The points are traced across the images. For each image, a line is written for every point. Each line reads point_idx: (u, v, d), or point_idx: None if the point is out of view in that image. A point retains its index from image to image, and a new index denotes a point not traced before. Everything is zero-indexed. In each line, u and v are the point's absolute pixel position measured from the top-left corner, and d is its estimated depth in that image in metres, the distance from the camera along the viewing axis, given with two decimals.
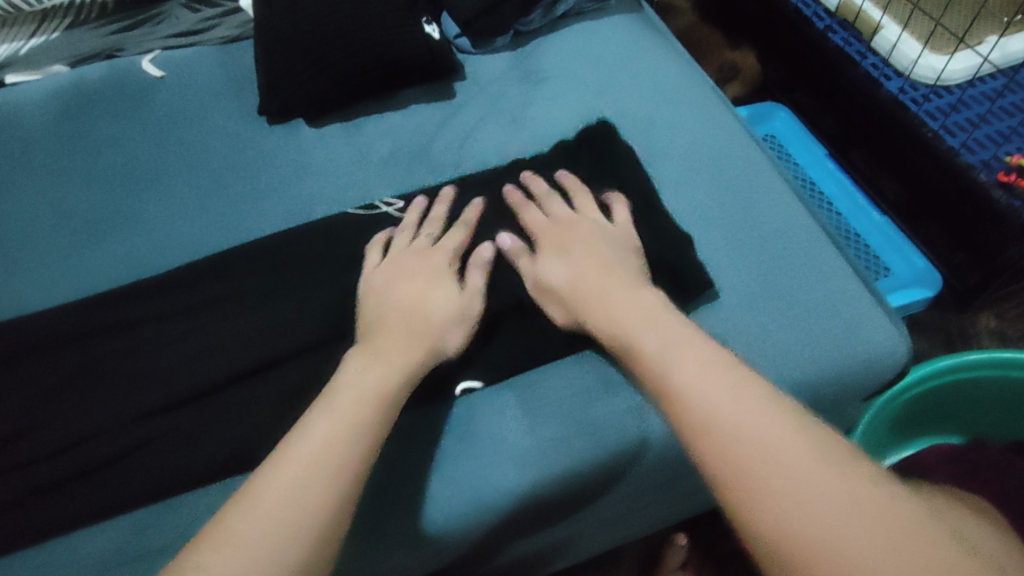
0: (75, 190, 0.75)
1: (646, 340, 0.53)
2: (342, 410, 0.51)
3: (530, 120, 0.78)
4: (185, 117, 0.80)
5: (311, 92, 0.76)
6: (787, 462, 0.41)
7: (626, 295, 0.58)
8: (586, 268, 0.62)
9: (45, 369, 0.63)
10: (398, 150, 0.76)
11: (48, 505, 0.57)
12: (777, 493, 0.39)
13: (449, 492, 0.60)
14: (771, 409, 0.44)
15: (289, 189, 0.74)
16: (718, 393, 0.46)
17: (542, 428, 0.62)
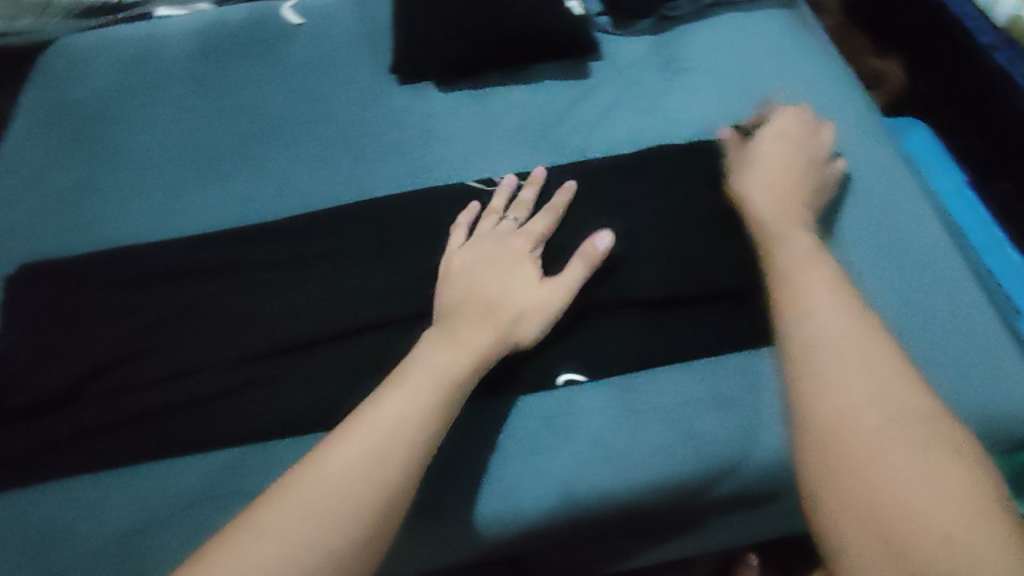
0: (207, 126, 0.77)
1: (803, 276, 0.54)
2: (412, 390, 0.51)
3: (664, 110, 0.74)
4: (317, 67, 0.80)
5: (447, 56, 0.75)
6: (861, 393, 0.46)
7: (792, 231, 0.58)
8: (777, 185, 0.62)
9: (165, 298, 0.65)
10: (525, 125, 0.74)
11: (158, 429, 0.59)
12: (832, 418, 0.46)
13: (533, 490, 0.59)
14: (876, 359, 0.48)
15: (411, 151, 0.73)
16: (844, 349, 0.48)
17: (642, 430, 0.60)
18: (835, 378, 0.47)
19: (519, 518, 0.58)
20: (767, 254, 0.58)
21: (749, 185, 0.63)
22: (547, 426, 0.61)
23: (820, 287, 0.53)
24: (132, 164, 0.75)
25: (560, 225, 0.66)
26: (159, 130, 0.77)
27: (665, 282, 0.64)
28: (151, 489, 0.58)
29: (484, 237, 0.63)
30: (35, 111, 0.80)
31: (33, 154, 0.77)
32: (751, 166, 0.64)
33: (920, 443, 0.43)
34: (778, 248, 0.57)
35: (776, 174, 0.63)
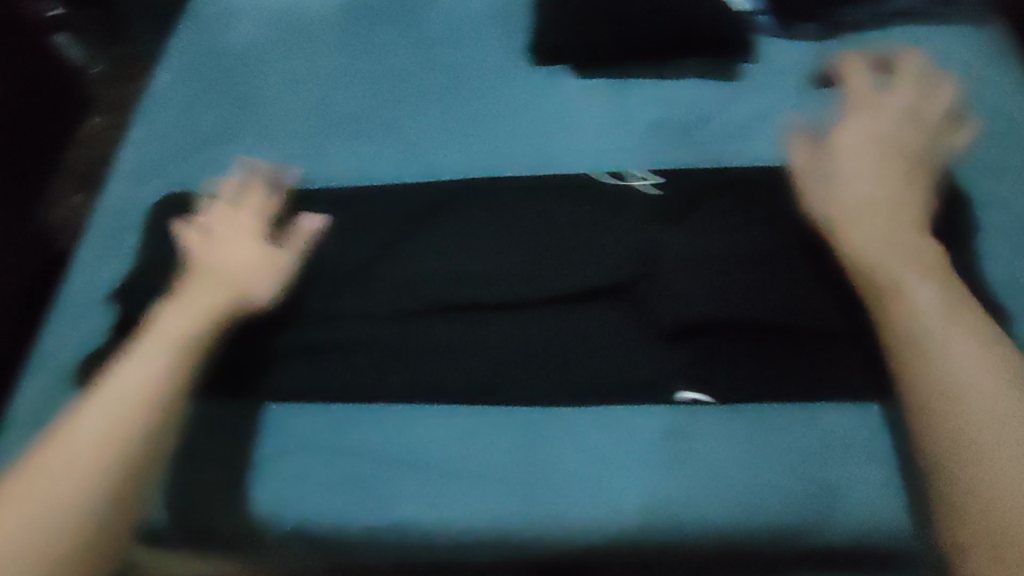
0: (338, 85, 0.76)
1: (906, 291, 0.51)
2: (116, 395, 0.49)
3: (822, 122, 0.66)
4: (455, 40, 0.78)
5: (590, 40, 0.71)
6: (968, 396, 0.46)
7: (868, 231, 0.56)
8: (859, 194, 0.58)
9: (270, 242, 0.63)
10: (664, 123, 0.68)
11: (241, 377, 0.56)
12: (961, 435, 0.45)
13: (310, 492, 0.53)
14: (977, 351, 0.47)
15: (542, 133, 0.70)
16: (933, 319, 0.49)
17: (757, 463, 0.51)
18: (938, 381, 0.47)
19: (420, 543, 0.51)
20: (856, 260, 0.55)
21: (825, 194, 0.59)
22: (248, 405, 0.56)
23: (926, 300, 0.50)
24: (267, 118, 0.75)
25: (693, 229, 0.59)
26: (295, 88, 0.77)
27: (818, 311, 0.54)
28: (230, 436, 0.55)
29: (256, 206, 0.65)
30: (182, 59, 0.82)
31: (175, 98, 0.78)
32: (820, 161, 0.61)
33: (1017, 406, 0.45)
34: (861, 256, 0.54)
35: (867, 178, 0.59)
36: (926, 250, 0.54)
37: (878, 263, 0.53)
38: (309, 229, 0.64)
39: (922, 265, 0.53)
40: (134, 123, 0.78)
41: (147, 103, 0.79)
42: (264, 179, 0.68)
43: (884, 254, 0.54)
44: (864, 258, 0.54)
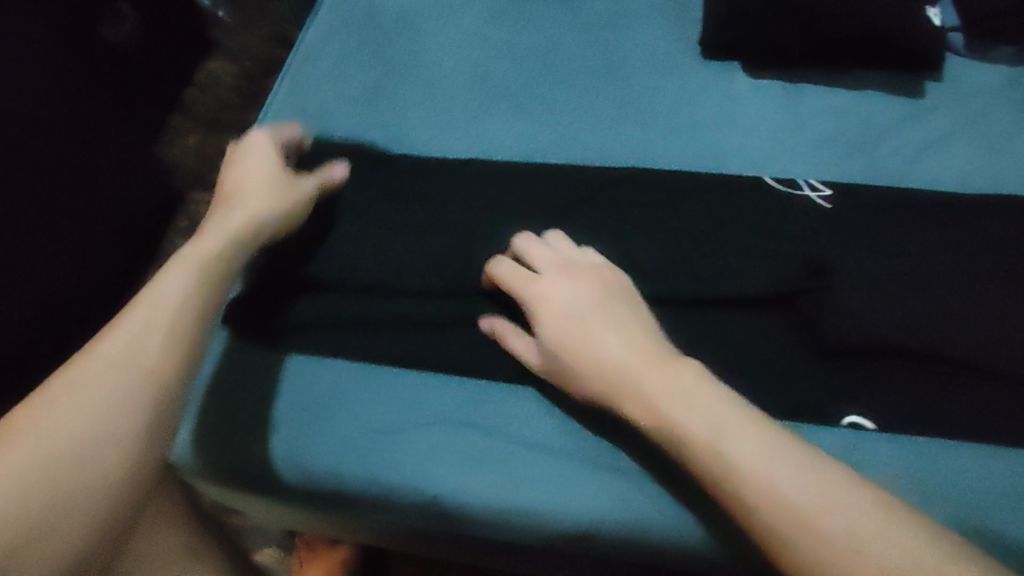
0: (497, 58, 0.76)
1: (694, 427, 0.47)
2: (163, 304, 0.50)
3: (1008, 154, 0.63)
4: (617, 21, 0.76)
5: (770, 40, 0.68)
6: (750, 458, 0.44)
7: (606, 336, 0.54)
8: (614, 355, 0.53)
9: (437, 210, 0.66)
10: (837, 136, 0.65)
11: (406, 335, 0.63)
12: (765, 494, 0.43)
13: (428, 461, 0.59)
14: (723, 406, 0.48)
15: (705, 131, 0.68)
16: (728, 438, 0.46)
17: (585, 473, 0.58)
18: (707, 453, 0.46)
19: (527, 514, 0.58)
20: (615, 383, 0.52)
21: (567, 342, 0.55)
22: (390, 377, 0.63)
23: (691, 396, 0.48)
24: (423, 83, 0.76)
25: (874, 248, 0.57)
26: (452, 54, 0.77)
27: (995, 351, 0.53)
28: (387, 392, 0.63)
29: (265, 159, 0.65)
30: (336, 9, 0.82)
31: (329, 50, 0.79)
32: (557, 330, 0.56)
33: (790, 460, 0.44)
34: (618, 379, 0.52)
35: (578, 320, 0.56)
36: (686, 378, 0.50)
37: (700, 441, 0.46)
38: (332, 176, 0.67)
39: (702, 390, 0.49)
40: (289, 70, 0.79)
41: (304, 51, 0.80)
42: (263, 141, 0.67)
43: (630, 376, 0.51)
44: (626, 377, 0.51)
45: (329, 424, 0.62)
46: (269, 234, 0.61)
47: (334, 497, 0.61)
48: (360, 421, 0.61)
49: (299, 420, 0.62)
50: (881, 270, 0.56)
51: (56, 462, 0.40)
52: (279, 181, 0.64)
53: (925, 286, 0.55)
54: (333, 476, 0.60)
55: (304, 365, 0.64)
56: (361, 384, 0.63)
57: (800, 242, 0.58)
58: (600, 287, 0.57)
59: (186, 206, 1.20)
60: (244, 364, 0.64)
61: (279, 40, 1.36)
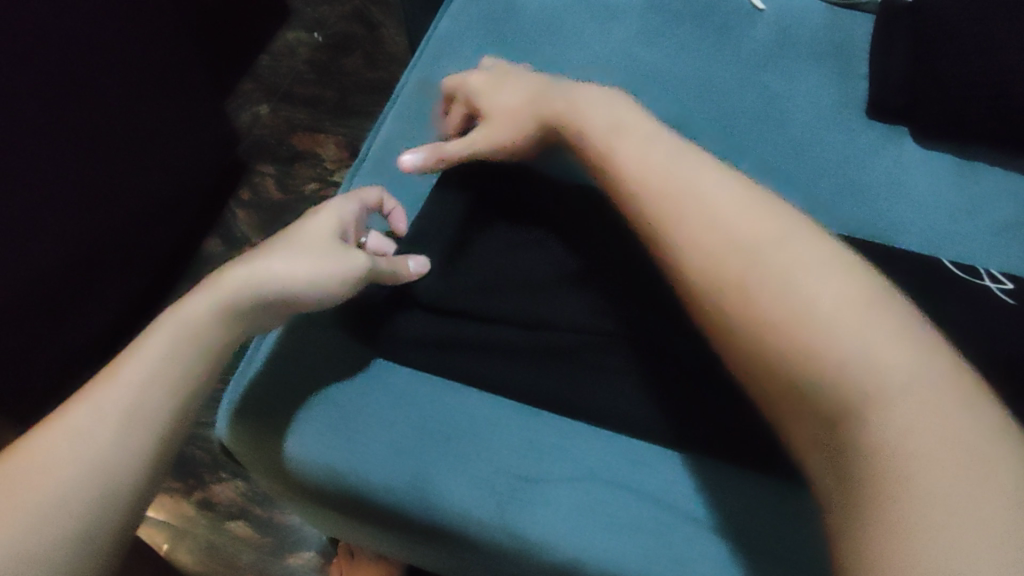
0: (646, 84, 0.71)
1: (782, 274, 0.43)
2: (180, 338, 0.45)
3: None
4: (775, 64, 0.72)
5: (952, 111, 0.64)
6: (845, 316, 0.40)
7: (512, 99, 0.64)
8: (516, 102, 0.63)
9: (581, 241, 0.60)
10: (1017, 226, 0.62)
11: (544, 373, 0.58)
12: (858, 372, 0.38)
13: (560, 517, 0.53)
14: (820, 257, 0.43)
15: (871, 197, 0.64)
16: (881, 360, 0.38)
17: (703, 544, 0.52)
18: (790, 303, 0.41)
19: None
20: (573, 114, 0.59)
21: (505, 106, 0.64)
22: (528, 419, 0.58)
23: (784, 246, 0.44)
24: None
25: None
26: (599, 72, 0.72)
27: None
28: (492, 428, 0.57)
29: (335, 213, 0.54)
30: (477, 5, 0.77)
31: (468, 48, 0.75)
32: (490, 101, 0.65)
33: (920, 392, 0.37)
34: (542, 106, 0.61)
35: (516, 86, 0.65)
36: (771, 223, 0.45)
37: (793, 294, 0.42)
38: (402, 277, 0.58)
39: (858, 297, 0.41)
40: (421, 64, 0.74)
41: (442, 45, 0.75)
42: (344, 203, 0.56)
43: (767, 267, 0.43)
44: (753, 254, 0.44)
45: (455, 458, 0.56)
46: (277, 302, 0.49)
47: (426, 532, 0.56)
48: (494, 462, 0.56)
49: (419, 449, 0.56)
50: None
51: (86, 471, 0.39)
52: (329, 246, 0.51)
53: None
54: (406, 495, 0.55)
55: (442, 395, 0.59)
56: (467, 413, 0.58)
57: (1002, 339, 0.53)
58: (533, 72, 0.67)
59: (250, 177, 1.15)
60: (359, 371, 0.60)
61: (359, 16, 1.31)
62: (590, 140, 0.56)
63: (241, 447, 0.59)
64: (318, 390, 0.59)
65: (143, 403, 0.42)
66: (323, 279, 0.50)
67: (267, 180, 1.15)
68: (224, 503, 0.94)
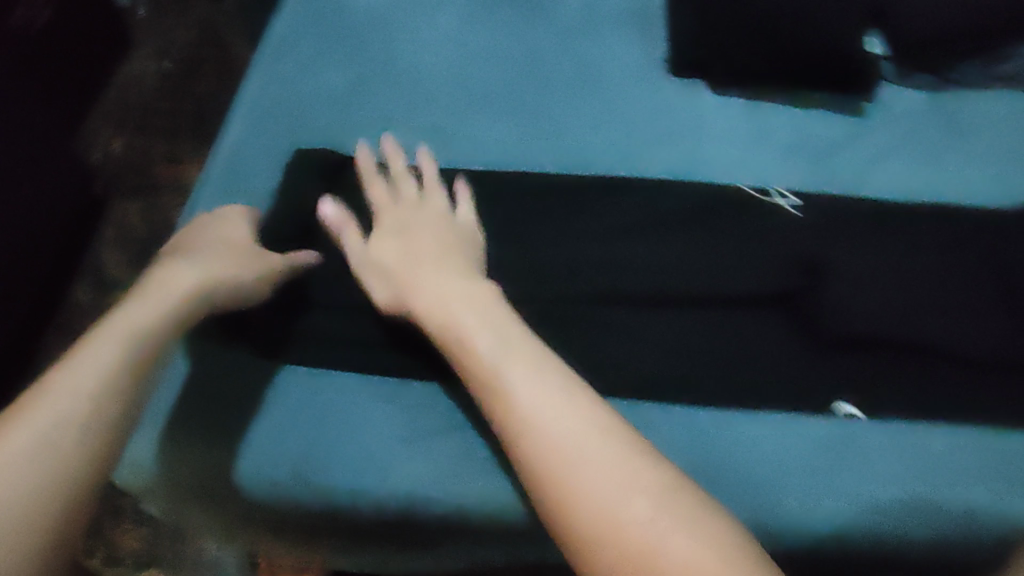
0: (473, 66, 0.77)
1: (475, 346, 0.49)
2: (114, 343, 0.46)
3: (941, 167, 0.71)
4: (586, 36, 0.79)
5: (735, 56, 0.74)
6: (514, 381, 0.46)
7: (386, 245, 0.60)
8: (389, 259, 0.59)
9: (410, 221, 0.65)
10: (799, 148, 0.72)
11: None
12: (521, 424, 0.44)
13: (449, 471, 0.54)
14: (516, 335, 0.49)
15: (679, 141, 0.72)
16: (544, 408, 0.44)
17: None
18: (484, 371, 0.47)
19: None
20: (410, 300, 0.56)
21: (381, 248, 0.60)
22: (418, 387, 0.58)
23: (489, 326, 0.50)
24: (399, 87, 0.75)
25: (837, 242, 0.64)
26: (428, 59, 0.77)
27: (953, 336, 0.60)
28: (395, 400, 0.57)
29: (243, 219, 0.62)
30: (307, 9, 0.80)
31: (300, 50, 0.77)
32: (387, 229, 0.62)
33: (564, 435, 0.42)
34: (401, 286, 0.57)
35: (415, 236, 0.61)
36: (481, 300, 0.53)
37: (474, 351, 0.49)
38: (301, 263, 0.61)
39: (540, 372, 0.46)
40: (257, 70, 0.76)
41: (273, 51, 0.77)
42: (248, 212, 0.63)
43: (476, 322, 0.51)
44: (484, 362, 0.48)
45: (335, 442, 0.55)
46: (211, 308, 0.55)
47: (347, 515, 0.55)
48: (404, 432, 0.56)
49: (301, 438, 0.55)
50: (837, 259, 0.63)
51: (30, 462, 0.37)
52: (245, 257, 0.58)
53: (907, 287, 0.61)
54: (324, 482, 0.54)
55: (319, 378, 0.57)
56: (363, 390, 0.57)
57: (789, 240, 0.64)
58: (451, 236, 0.61)
59: (112, 215, 1.12)
60: (232, 369, 0.57)
61: (209, 39, 1.31)
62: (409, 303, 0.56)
63: (147, 473, 0.56)
64: (202, 389, 0.56)
65: (89, 393, 0.42)
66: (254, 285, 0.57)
67: (130, 216, 1.12)
68: (130, 552, 0.92)
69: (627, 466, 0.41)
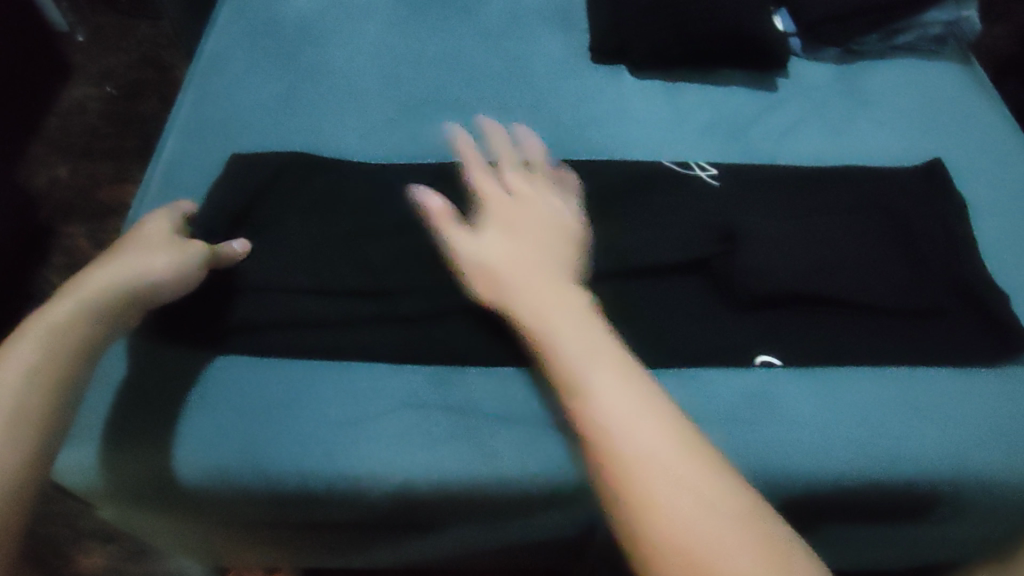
0: (404, 67, 0.79)
1: (590, 381, 0.47)
2: (30, 348, 0.46)
3: (849, 133, 0.75)
4: (510, 31, 0.82)
5: (653, 41, 0.77)
6: (634, 426, 0.44)
7: (492, 239, 0.58)
8: (493, 249, 0.57)
9: (343, 214, 0.66)
10: (716, 124, 0.76)
11: None
12: (640, 477, 0.42)
13: (391, 446, 0.56)
14: (631, 376, 0.47)
15: (606, 125, 0.75)
16: (662, 461, 0.42)
17: (539, 432, 0.58)
18: (601, 409, 0.45)
19: (503, 484, 0.56)
20: (508, 299, 0.54)
21: (473, 243, 0.58)
22: (354, 372, 0.60)
23: (604, 364, 0.48)
24: (331, 90, 0.77)
25: (751, 207, 0.68)
26: (359, 61, 0.80)
27: (869, 287, 0.63)
28: (334, 386, 0.59)
29: (167, 212, 0.61)
30: (237, 22, 0.82)
31: (232, 61, 0.79)
32: (496, 223, 0.60)
33: (695, 497, 0.41)
34: (497, 281, 0.56)
35: (523, 232, 0.59)
36: (591, 333, 0.50)
37: (583, 384, 0.47)
38: (230, 255, 0.60)
39: (660, 423, 0.44)
40: (191, 84, 0.77)
41: (205, 63, 0.79)
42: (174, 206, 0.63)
43: (584, 353, 0.49)
44: (573, 368, 0.48)
45: (276, 429, 0.57)
46: (139, 293, 0.53)
47: (294, 501, 0.56)
48: (344, 413, 0.58)
49: (243, 428, 0.57)
50: (756, 221, 0.66)
51: None
52: (162, 243, 0.57)
53: (818, 246, 0.64)
54: (268, 471, 0.55)
55: (261, 369, 0.59)
56: (302, 378, 0.59)
57: (708, 210, 0.67)
58: (568, 235, 0.61)
59: (59, 243, 1.10)
60: (174, 368, 0.59)
61: (149, 61, 1.31)
62: (506, 308, 0.54)
63: (87, 482, 0.56)
64: (143, 390, 0.58)
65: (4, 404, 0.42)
66: (175, 264, 0.55)
67: (75, 240, 1.11)
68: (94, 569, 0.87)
69: (771, 545, 0.39)
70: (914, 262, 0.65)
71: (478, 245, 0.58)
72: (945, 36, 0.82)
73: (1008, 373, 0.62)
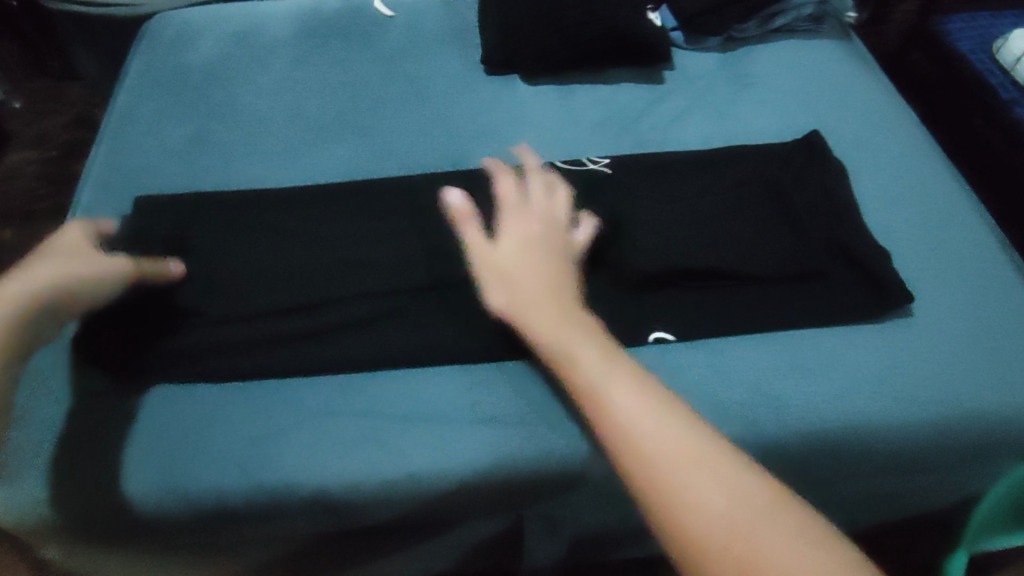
0: (309, 97, 0.83)
1: (603, 387, 0.48)
2: None
3: (733, 115, 0.80)
4: (408, 54, 0.87)
5: (537, 50, 0.82)
6: (648, 429, 0.45)
7: (510, 249, 0.59)
8: (511, 263, 0.59)
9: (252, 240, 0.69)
10: (607, 120, 0.80)
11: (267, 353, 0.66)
12: (662, 475, 0.43)
13: (300, 454, 0.58)
14: (640, 377, 0.49)
15: (502, 131, 0.79)
16: (683, 460, 0.43)
17: (448, 431, 0.60)
18: (615, 414, 0.46)
19: (410, 480, 0.58)
20: (529, 304, 0.55)
21: (501, 254, 0.59)
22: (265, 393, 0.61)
23: (614, 369, 0.49)
24: (238, 126, 0.81)
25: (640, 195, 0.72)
26: (264, 96, 0.83)
27: (751, 256, 0.67)
28: (248, 405, 0.61)
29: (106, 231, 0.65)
30: (145, 73, 0.86)
31: (141, 109, 0.82)
32: (511, 235, 0.61)
33: (718, 491, 0.42)
34: (524, 288, 0.57)
35: (535, 245, 0.60)
36: (591, 332, 0.53)
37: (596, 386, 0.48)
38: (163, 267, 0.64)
39: (673, 421, 0.45)
40: (102, 135, 0.80)
41: (114, 114, 0.82)
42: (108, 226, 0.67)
43: (596, 358, 0.50)
44: (585, 372, 0.49)
45: (190, 454, 0.58)
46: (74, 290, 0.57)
47: (210, 520, 0.57)
48: (258, 430, 0.59)
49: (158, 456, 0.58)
50: (642, 207, 0.70)
51: None
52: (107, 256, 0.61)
53: (700, 225, 0.68)
54: (182, 493, 0.56)
55: (167, 400, 0.60)
56: (216, 403, 0.61)
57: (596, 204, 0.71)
58: (572, 252, 0.62)
59: None
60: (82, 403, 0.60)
61: (85, 122, 1.35)
62: (526, 306, 0.55)
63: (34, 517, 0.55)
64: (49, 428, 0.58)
65: None
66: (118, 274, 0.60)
67: None
68: None
69: (798, 528, 0.40)
70: (792, 230, 0.69)
71: (491, 257, 0.60)
72: (821, 15, 0.89)
73: (889, 323, 0.66)
